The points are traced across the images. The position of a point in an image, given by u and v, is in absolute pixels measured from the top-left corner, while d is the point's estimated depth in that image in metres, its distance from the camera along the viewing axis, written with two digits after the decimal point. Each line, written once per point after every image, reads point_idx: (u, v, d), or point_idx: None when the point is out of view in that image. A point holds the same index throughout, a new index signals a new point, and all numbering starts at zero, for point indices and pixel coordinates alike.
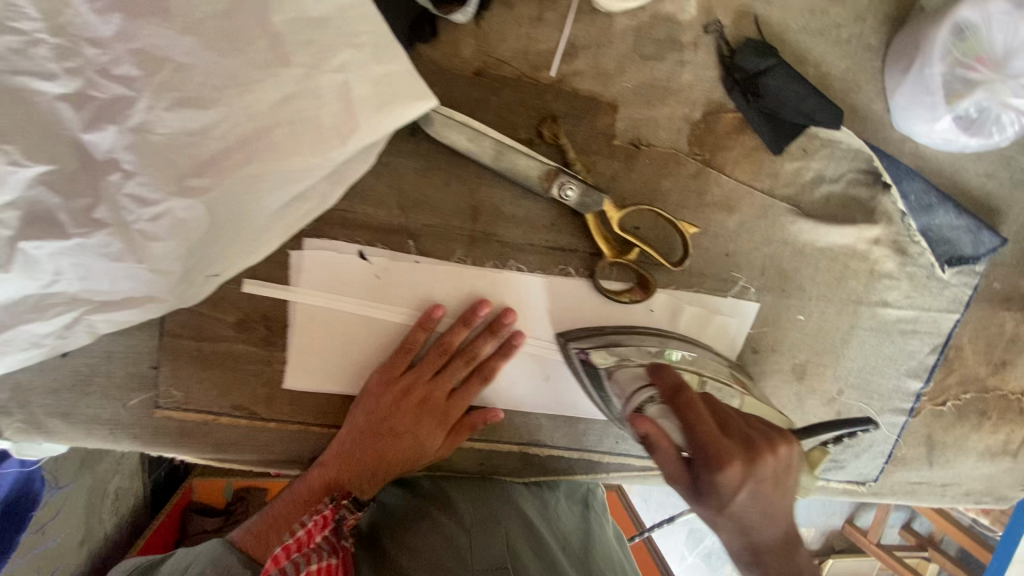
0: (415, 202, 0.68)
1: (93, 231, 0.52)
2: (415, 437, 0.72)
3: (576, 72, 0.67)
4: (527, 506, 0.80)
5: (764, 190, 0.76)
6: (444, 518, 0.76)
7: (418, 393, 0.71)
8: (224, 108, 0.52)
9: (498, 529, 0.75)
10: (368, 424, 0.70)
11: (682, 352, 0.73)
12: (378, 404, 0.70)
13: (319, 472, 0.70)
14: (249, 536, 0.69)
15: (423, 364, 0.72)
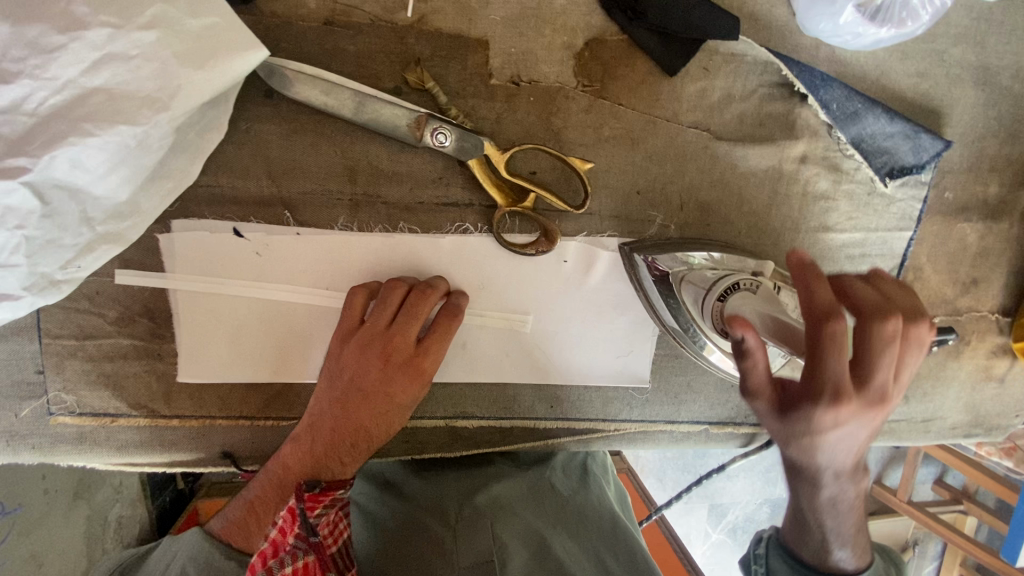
0: (285, 169, 0.64)
1: None
2: (386, 396, 0.64)
3: (436, 10, 0.63)
4: (512, 492, 0.77)
5: (668, 117, 0.70)
6: (429, 520, 0.73)
7: (382, 346, 0.63)
8: (30, 81, 0.49)
9: (484, 523, 0.71)
10: (334, 389, 0.64)
11: (702, 254, 0.70)
12: (341, 364, 0.64)
13: (291, 449, 0.63)
14: (229, 525, 0.64)
15: (378, 311, 0.64)
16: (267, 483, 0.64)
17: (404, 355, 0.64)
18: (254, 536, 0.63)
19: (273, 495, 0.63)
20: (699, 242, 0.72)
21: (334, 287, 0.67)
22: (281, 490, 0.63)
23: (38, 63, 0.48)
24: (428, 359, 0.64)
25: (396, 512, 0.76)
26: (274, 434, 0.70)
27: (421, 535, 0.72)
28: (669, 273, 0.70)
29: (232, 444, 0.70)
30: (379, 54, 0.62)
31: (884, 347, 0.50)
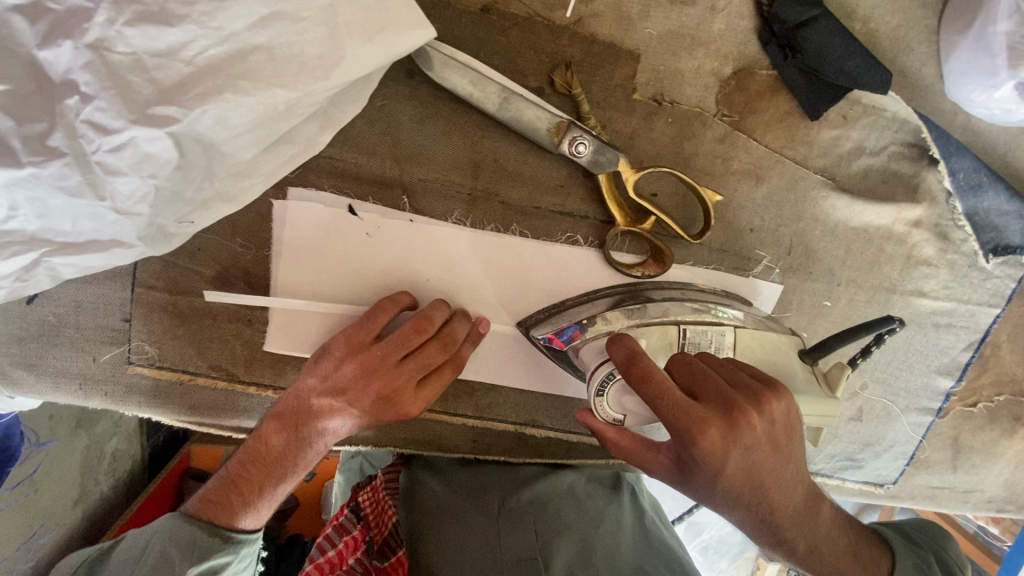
0: (411, 153, 0.62)
1: (48, 160, 0.47)
2: (372, 418, 0.64)
3: (595, 14, 0.60)
4: (554, 494, 0.75)
5: (797, 159, 0.69)
6: (473, 509, 0.74)
7: (380, 379, 0.62)
8: (193, 26, 0.46)
9: (525, 519, 0.72)
10: (321, 391, 0.63)
11: (729, 310, 0.64)
12: (337, 372, 0.62)
13: (272, 426, 0.64)
14: (210, 504, 0.64)
15: (394, 341, 0.61)
16: (245, 459, 0.64)
17: (396, 391, 0.62)
18: (235, 513, 0.64)
19: (255, 477, 0.64)
20: (617, 300, 0.65)
21: (435, 279, 0.66)
22: (265, 467, 0.64)
23: (206, 10, 0.46)
24: (416, 405, 0.63)
25: (439, 498, 0.76)
26: None
27: (468, 524, 0.73)
28: (586, 342, 0.62)
29: None
30: (529, 50, 0.60)
31: (711, 430, 0.47)
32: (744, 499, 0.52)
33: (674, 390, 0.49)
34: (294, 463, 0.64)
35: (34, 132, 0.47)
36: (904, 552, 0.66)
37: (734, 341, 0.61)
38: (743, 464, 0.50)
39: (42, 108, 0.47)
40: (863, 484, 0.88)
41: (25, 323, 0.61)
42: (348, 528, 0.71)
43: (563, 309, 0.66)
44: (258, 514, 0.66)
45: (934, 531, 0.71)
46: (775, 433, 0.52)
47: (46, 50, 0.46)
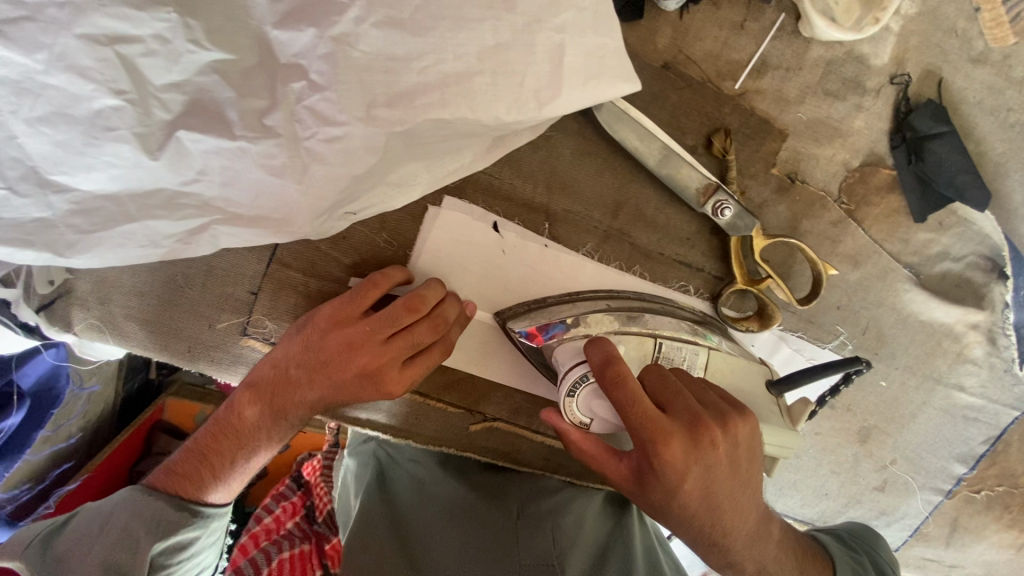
0: (563, 185, 0.65)
1: (262, 138, 0.48)
2: (354, 394, 0.60)
3: (759, 90, 0.64)
4: (567, 505, 0.73)
5: (891, 252, 0.75)
6: (490, 510, 0.71)
7: (365, 354, 0.59)
8: (433, 40, 0.47)
9: (544, 528, 0.68)
10: (300, 364, 0.60)
11: (717, 337, 0.64)
12: (322, 344, 0.59)
13: (246, 398, 0.62)
14: (171, 477, 0.62)
15: (381, 318, 0.58)
16: (216, 432, 0.63)
17: (381, 366, 0.59)
18: (204, 488, 0.62)
19: (224, 448, 0.62)
20: (600, 304, 0.63)
21: None
22: (239, 436, 0.62)
23: (450, 28, 0.47)
24: (402, 385, 0.60)
25: (454, 495, 0.73)
26: (436, 415, 0.73)
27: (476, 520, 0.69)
28: (560, 342, 0.60)
29: (398, 410, 0.72)
30: (694, 112, 0.63)
31: (672, 446, 0.50)
32: (698, 518, 0.54)
33: (643, 398, 0.51)
34: (265, 434, 0.62)
35: (252, 107, 0.47)
36: (844, 558, 0.68)
37: (707, 362, 0.61)
38: (701, 482, 0.52)
39: (264, 86, 0.47)
40: None
41: (152, 278, 0.61)
42: (287, 495, 0.88)
43: (544, 305, 0.64)
44: (228, 489, 0.64)
45: (868, 535, 0.74)
46: (736, 454, 0.53)
47: (283, 31, 0.46)
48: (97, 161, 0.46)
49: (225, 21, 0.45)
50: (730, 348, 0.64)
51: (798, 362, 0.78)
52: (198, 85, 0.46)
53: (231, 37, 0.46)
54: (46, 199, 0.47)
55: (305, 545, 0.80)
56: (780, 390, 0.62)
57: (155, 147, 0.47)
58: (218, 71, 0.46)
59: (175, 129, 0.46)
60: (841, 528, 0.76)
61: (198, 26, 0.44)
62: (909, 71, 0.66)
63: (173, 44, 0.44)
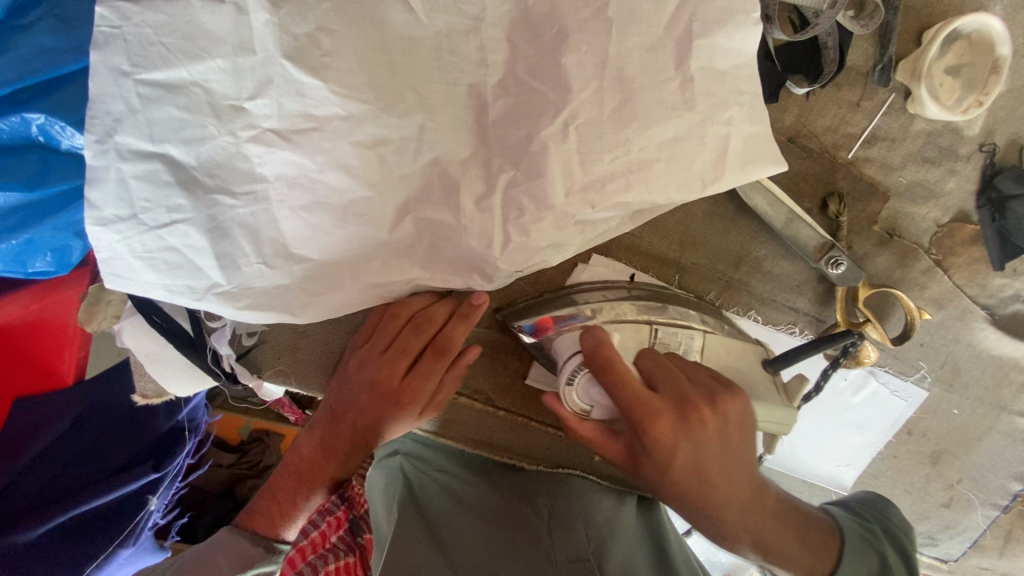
0: (693, 242, 0.73)
1: (476, 219, 0.55)
2: (376, 416, 0.65)
3: (868, 159, 0.72)
4: (595, 503, 0.76)
5: (970, 296, 0.84)
6: (524, 509, 0.74)
7: (372, 372, 0.64)
8: (627, 135, 0.55)
9: (578, 526, 0.70)
10: (335, 403, 0.67)
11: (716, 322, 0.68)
12: (346, 374, 0.66)
13: (307, 436, 0.75)
14: (256, 508, 0.72)
15: (378, 337, 0.64)
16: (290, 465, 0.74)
17: (387, 385, 0.64)
18: None
19: None
20: (597, 294, 0.68)
21: None
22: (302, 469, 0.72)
23: (642, 126, 0.55)
24: (412, 392, 0.64)
25: (489, 495, 0.77)
26: (566, 446, 0.80)
27: (509, 522, 0.71)
28: (559, 334, 0.65)
29: (531, 442, 0.80)
30: (811, 178, 0.71)
31: (657, 421, 0.53)
32: (691, 495, 0.55)
33: (631, 379, 0.54)
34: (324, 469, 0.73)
35: (470, 192, 0.55)
36: (847, 521, 0.67)
37: (703, 345, 0.65)
38: (692, 457, 0.54)
39: (482, 174, 0.54)
40: (934, 559, 1.05)
41: (336, 328, 0.68)
42: (331, 510, 0.76)
43: (547, 301, 0.68)
44: None
45: (878, 502, 0.73)
46: (726, 429, 0.55)
47: (502, 128, 0.54)
48: (339, 239, 0.53)
49: (457, 121, 0.53)
50: (723, 328, 0.67)
51: (882, 395, 0.87)
52: (429, 173, 0.53)
53: (460, 133, 0.53)
54: (289, 269, 0.53)
55: (350, 558, 0.73)
56: (777, 368, 0.63)
57: (389, 227, 0.54)
58: (446, 162, 0.53)
59: (408, 211, 0.54)
60: (852, 499, 0.76)
61: (437, 126, 0.52)
62: (997, 140, 0.75)
63: (418, 142, 0.52)
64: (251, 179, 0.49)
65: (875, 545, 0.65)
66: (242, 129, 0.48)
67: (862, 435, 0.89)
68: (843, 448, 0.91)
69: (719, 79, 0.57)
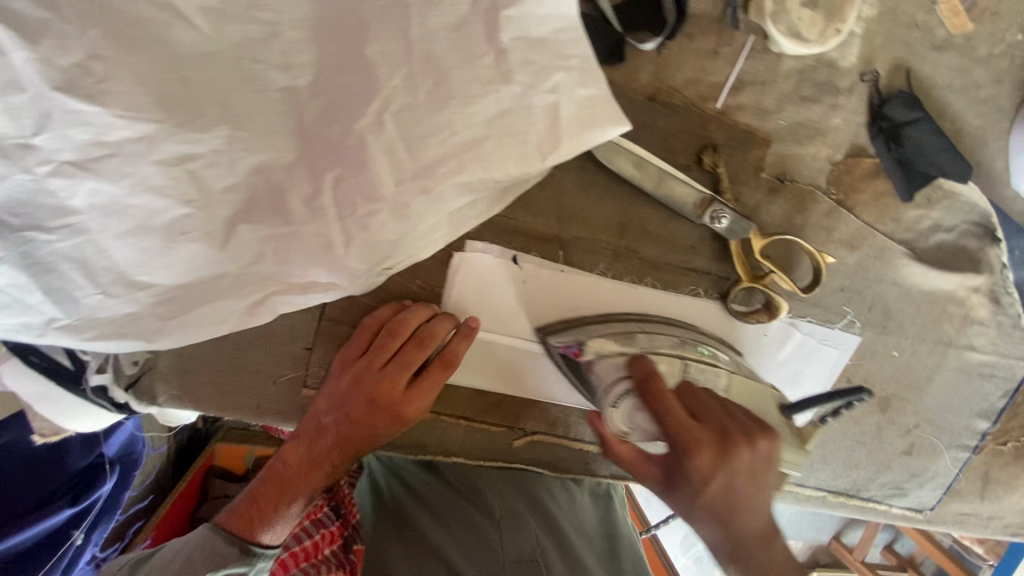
0: (571, 215, 0.72)
1: (307, 222, 0.55)
2: (369, 426, 0.67)
3: (740, 106, 0.70)
4: (544, 498, 0.84)
5: (885, 232, 0.80)
6: (476, 512, 0.79)
7: (366, 386, 0.67)
8: (446, 117, 0.54)
9: (526, 524, 0.78)
10: (322, 418, 0.68)
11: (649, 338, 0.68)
12: (335, 389, 0.68)
13: (291, 449, 0.69)
14: (233, 518, 0.69)
15: (375, 350, 0.67)
16: (265, 480, 0.70)
17: (391, 398, 0.67)
18: (257, 527, 0.69)
19: (270, 495, 0.69)
20: (626, 330, 0.70)
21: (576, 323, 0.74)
22: (280, 485, 0.69)
23: (459, 105, 0.54)
24: (413, 404, 0.67)
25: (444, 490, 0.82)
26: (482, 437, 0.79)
27: (467, 521, 0.78)
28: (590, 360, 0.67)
29: (443, 439, 0.78)
30: (681, 134, 0.69)
31: (693, 458, 0.52)
32: (721, 517, 0.54)
33: (676, 410, 0.54)
34: (308, 483, 0.70)
35: (295, 196, 0.54)
36: None
37: (727, 386, 0.64)
38: (723, 487, 0.53)
39: (306, 177, 0.54)
40: (906, 510, 0.99)
41: (219, 347, 0.68)
42: (325, 523, 0.78)
43: (581, 325, 0.72)
44: (277, 531, 0.70)
45: None
46: (754, 467, 0.54)
47: (318, 127, 0.53)
48: (175, 259, 0.54)
49: (270, 127, 0.53)
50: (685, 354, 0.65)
51: (810, 346, 0.83)
52: (251, 183, 0.53)
53: (277, 139, 0.53)
54: (133, 296, 0.54)
55: (341, 573, 0.74)
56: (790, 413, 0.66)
57: (221, 242, 0.54)
58: (267, 169, 0.53)
59: (237, 223, 0.54)
60: None
61: (248, 136, 0.52)
62: (876, 68, 0.72)
63: (230, 154, 0.52)
64: (64, 213, 0.49)
65: None
66: (37, 165, 0.47)
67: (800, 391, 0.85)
68: None
69: (538, 47, 0.55)
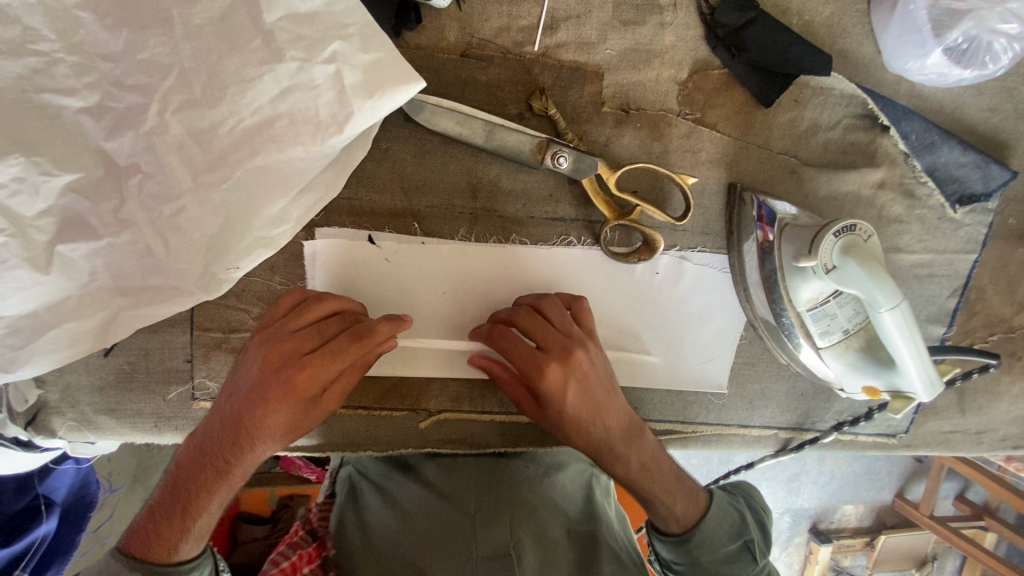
0: (416, 185, 0.72)
1: (122, 231, 0.58)
2: (262, 401, 0.60)
3: (559, 44, 0.70)
4: (524, 490, 0.76)
5: (759, 143, 0.76)
6: (446, 510, 0.74)
7: (263, 358, 0.61)
8: (228, 106, 0.56)
9: (499, 518, 0.72)
10: (221, 402, 0.62)
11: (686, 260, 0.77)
12: (238, 367, 0.63)
13: (186, 446, 0.63)
14: (134, 538, 0.61)
15: (281, 322, 0.63)
16: (165, 487, 0.63)
17: (296, 376, 0.60)
18: (157, 545, 0.60)
19: (167, 503, 0.61)
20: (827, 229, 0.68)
21: (452, 291, 0.73)
22: (176, 488, 0.62)
23: (239, 91, 0.56)
24: (310, 370, 0.60)
25: (417, 494, 0.77)
26: (388, 423, 0.78)
27: (441, 522, 0.73)
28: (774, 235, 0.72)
29: (350, 431, 0.77)
30: (506, 83, 0.69)
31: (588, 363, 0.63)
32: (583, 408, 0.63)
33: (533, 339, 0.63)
34: (201, 481, 0.61)
35: (106, 208, 0.57)
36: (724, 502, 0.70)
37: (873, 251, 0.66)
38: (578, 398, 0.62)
39: (112, 189, 0.57)
40: (874, 437, 0.88)
41: (104, 373, 0.71)
42: (302, 545, 0.73)
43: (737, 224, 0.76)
44: (186, 546, 0.61)
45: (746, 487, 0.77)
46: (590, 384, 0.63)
47: (112, 140, 0.56)
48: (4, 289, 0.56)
49: (68, 147, 0.56)
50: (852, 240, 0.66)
51: (702, 275, 0.78)
52: (62, 205, 0.56)
53: (76, 158, 0.56)
54: None
55: None
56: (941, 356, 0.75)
57: (43, 265, 0.56)
58: (75, 189, 0.56)
59: (54, 245, 0.56)
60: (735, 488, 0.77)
61: (45, 160, 0.55)
62: None
63: (31, 180, 0.54)
64: None
65: (739, 533, 0.68)
66: None
67: (711, 324, 0.79)
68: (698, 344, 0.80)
69: (306, 22, 0.57)
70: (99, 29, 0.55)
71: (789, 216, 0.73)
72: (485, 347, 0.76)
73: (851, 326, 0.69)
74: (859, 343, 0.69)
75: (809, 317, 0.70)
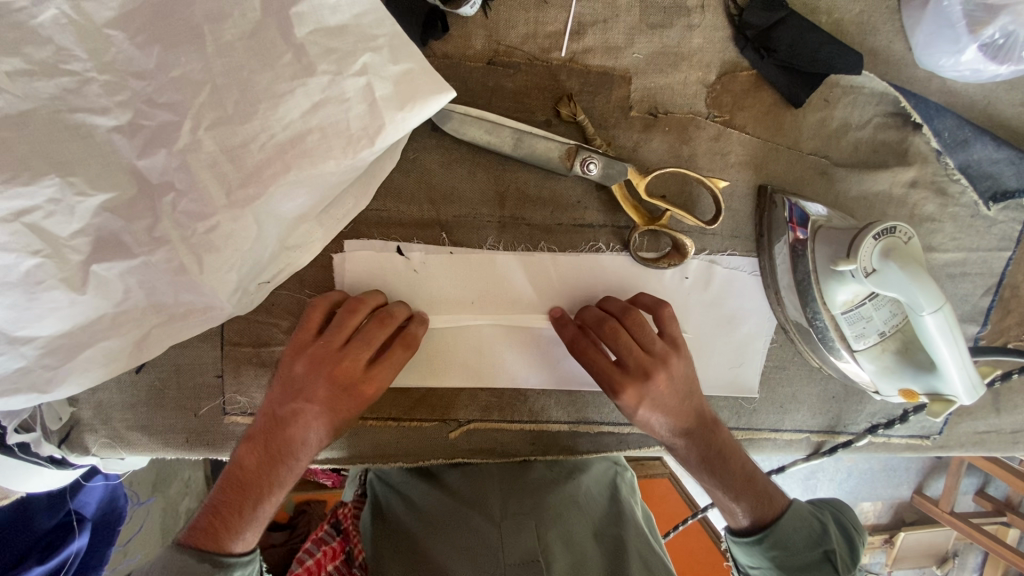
0: (444, 195, 0.71)
1: (156, 249, 0.57)
2: (334, 412, 0.62)
3: (587, 49, 0.69)
4: (551, 497, 0.75)
5: (788, 144, 0.75)
6: (475, 518, 0.73)
7: (326, 366, 0.61)
8: (260, 121, 0.56)
9: (527, 525, 0.71)
10: (280, 408, 0.62)
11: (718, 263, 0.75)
12: (292, 373, 0.62)
13: (248, 447, 0.62)
14: (196, 532, 0.59)
15: (333, 329, 0.63)
16: (223, 485, 0.61)
17: (350, 377, 0.62)
18: (223, 536, 0.58)
19: (230, 500, 0.60)
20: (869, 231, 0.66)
21: (481, 300, 0.72)
22: (241, 488, 0.60)
23: (272, 107, 0.56)
24: (374, 383, 0.62)
25: (443, 503, 0.76)
26: (418, 434, 0.77)
27: (468, 529, 0.72)
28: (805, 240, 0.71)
29: (380, 443, 0.77)
30: (534, 90, 0.68)
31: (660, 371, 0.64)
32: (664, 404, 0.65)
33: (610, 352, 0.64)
34: (271, 477, 0.61)
35: (140, 227, 0.57)
36: (803, 513, 0.68)
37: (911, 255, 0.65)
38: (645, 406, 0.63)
39: (146, 208, 0.57)
40: (908, 439, 0.86)
41: (136, 390, 0.71)
42: (326, 541, 0.74)
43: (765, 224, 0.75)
44: (246, 538, 0.60)
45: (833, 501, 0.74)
46: (675, 385, 0.64)
47: (145, 158, 0.56)
48: (40, 310, 0.55)
49: (102, 167, 0.55)
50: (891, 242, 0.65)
51: (732, 278, 0.77)
52: (97, 225, 0.56)
53: (110, 177, 0.56)
54: (18, 351, 0.56)
55: None
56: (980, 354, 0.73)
57: (78, 284, 0.56)
58: (109, 208, 0.56)
59: (89, 264, 0.56)
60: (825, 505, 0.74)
61: (80, 180, 0.55)
62: None
63: (66, 201, 0.54)
64: None
65: (818, 542, 0.66)
66: None
67: (741, 328, 0.78)
68: (728, 347, 0.79)
69: (337, 34, 0.56)
70: (131, 47, 0.55)
71: (822, 216, 0.71)
72: (515, 354, 0.75)
73: (888, 329, 0.68)
74: (895, 345, 0.67)
75: (844, 319, 0.69)
